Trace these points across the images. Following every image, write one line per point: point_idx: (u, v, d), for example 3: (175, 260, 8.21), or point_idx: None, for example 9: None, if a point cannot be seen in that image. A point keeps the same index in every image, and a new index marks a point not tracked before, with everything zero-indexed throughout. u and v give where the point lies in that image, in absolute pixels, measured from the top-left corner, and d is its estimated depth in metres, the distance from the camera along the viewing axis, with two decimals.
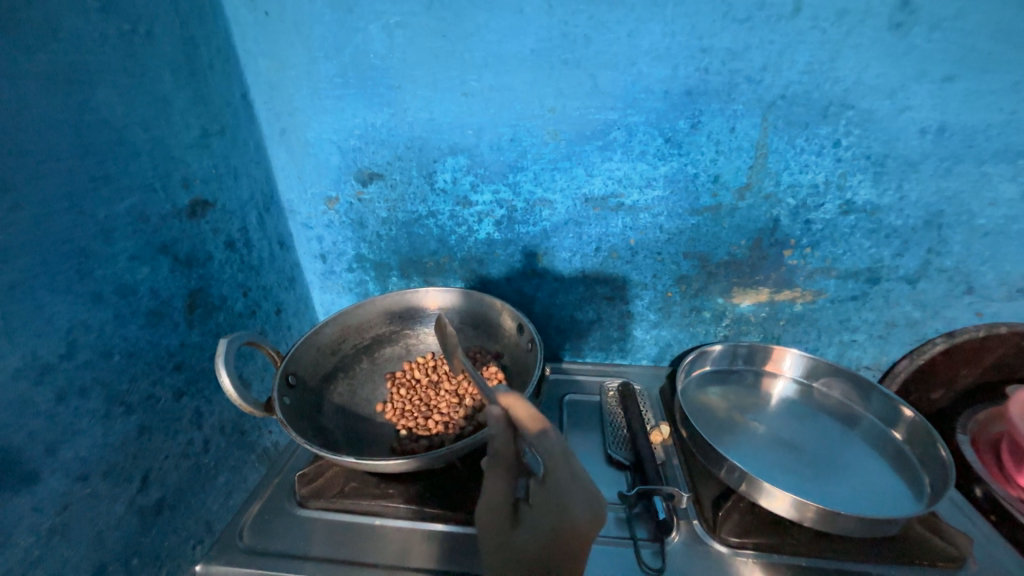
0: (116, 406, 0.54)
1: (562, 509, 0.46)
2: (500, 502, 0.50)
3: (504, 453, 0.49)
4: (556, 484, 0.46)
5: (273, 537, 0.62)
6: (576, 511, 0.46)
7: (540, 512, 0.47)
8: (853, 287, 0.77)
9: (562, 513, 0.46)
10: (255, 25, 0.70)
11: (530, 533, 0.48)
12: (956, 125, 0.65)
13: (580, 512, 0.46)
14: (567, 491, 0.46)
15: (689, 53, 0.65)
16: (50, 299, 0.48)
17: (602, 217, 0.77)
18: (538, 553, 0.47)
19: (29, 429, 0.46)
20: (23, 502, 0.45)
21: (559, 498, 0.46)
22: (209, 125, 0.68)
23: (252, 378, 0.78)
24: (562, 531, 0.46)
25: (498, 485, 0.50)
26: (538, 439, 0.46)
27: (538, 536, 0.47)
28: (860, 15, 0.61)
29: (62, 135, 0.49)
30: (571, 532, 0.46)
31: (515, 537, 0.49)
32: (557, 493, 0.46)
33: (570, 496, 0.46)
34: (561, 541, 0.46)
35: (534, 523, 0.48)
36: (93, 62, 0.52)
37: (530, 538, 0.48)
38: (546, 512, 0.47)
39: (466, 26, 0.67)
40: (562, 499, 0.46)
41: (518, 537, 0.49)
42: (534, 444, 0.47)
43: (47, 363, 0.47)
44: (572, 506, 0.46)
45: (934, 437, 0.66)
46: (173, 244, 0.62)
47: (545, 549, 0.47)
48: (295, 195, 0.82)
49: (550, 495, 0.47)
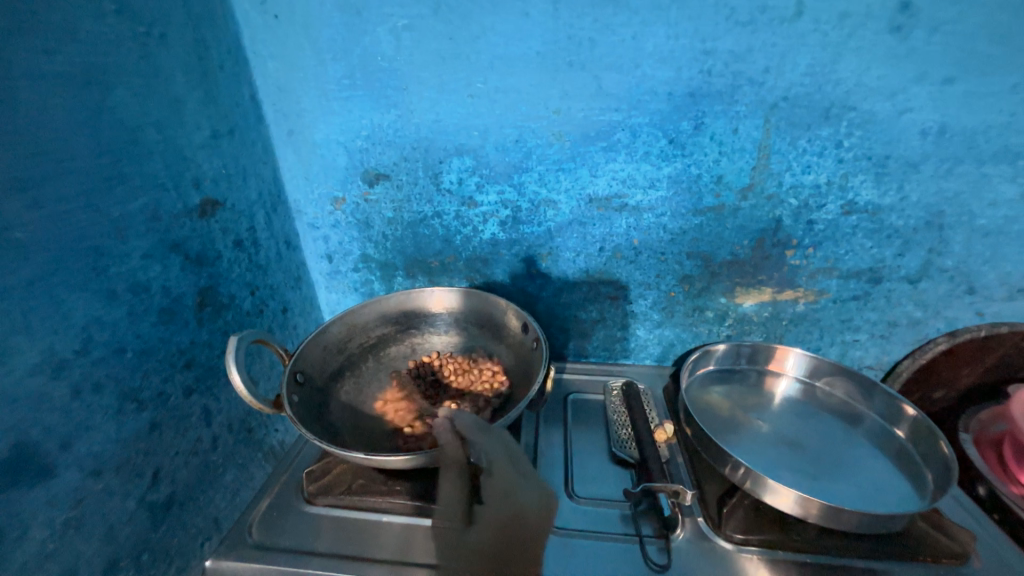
0: (128, 403, 0.55)
1: (512, 496, 0.59)
2: (453, 505, 0.61)
3: (456, 459, 0.62)
4: (505, 478, 0.60)
5: (281, 533, 0.63)
6: (523, 494, 0.60)
7: (492, 507, 0.59)
8: (855, 287, 0.78)
9: (510, 501, 0.59)
10: (264, 27, 0.71)
11: (483, 528, 0.58)
12: (957, 126, 0.66)
13: (526, 495, 0.60)
14: (513, 482, 0.60)
15: (692, 55, 0.66)
16: (66, 295, 0.48)
17: (606, 218, 0.78)
18: (489, 547, 0.57)
19: (45, 424, 0.47)
20: (38, 496, 0.46)
21: (507, 489, 0.60)
22: (220, 126, 0.69)
23: (259, 377, 0.78)
24: (513, 514, 0.58)
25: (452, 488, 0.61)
26: (485, 440, 0.62)
27: (489, 528, 0.58)
28: (861, 18, 0.62)
29: (79, 135, 0.50)
30: (521, 517, 0.58)
31: (466, 536, 0.59)
32: (507, 482, 0.60)
33: (517, 485, 0.60)
34: (511, 529, 0.58)
35: (487, 520, 0.58)
36: (108, 63, 0.53)
37: (483, 531, 0.58)
38: (498, 505, 0.59)
39: (472, 28, 0.68)
40: (511, 488, 0.60)
41: (471, 535, 0.58)
42: (483, 443, 0.62)
43: (63, 359, 0.48)
44: (519, 490, 0.60)
45: (937, 435, 0.66)
46: (184, 243, 0.63)
47: (497, 540, 0.57)
48: (303, 195, 0.83)
49: (500, 488, 0.60)
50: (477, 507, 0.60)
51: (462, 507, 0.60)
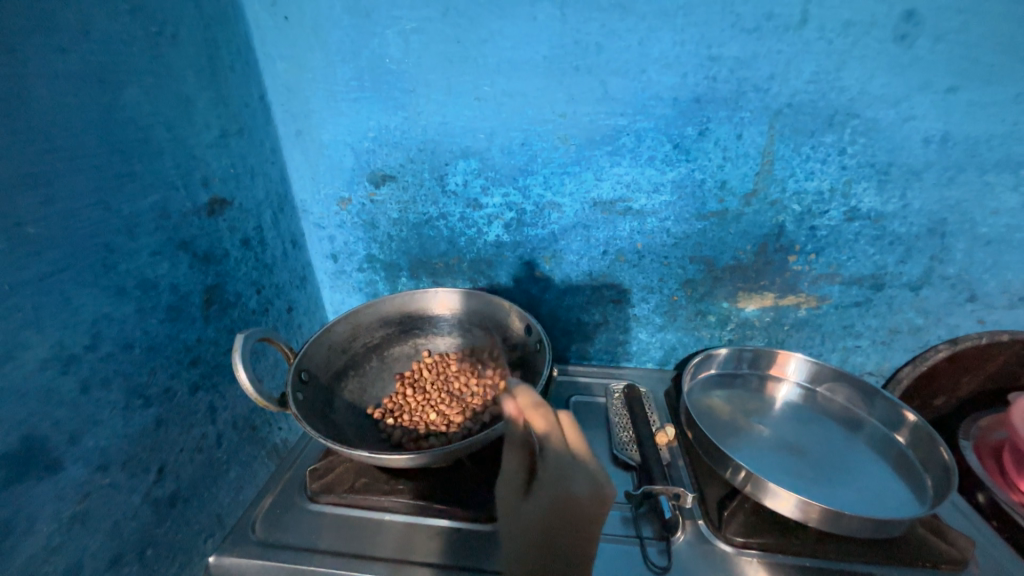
0: (135, 399, 0.55)
1: (563, 480, 0.47)
2: (512, 476, 0.51)
3: (515, 435, 0.51)
4: (557, 464, 0.47)
5: (284, 530, 0.63)
6: (579, 481, 0.46)
7: (546, 489, 0.47)
8: (857, 294, 0.78)
9: (563, 485, 0.47)
10: (274, 29, 0.72)
11: (538, 503, 0.48)
12: (959, 135, 0.66)
13: (581, 486, 0.46)
14: (566, 467, 0.47)
15: (697, 61, 0.66)
16: (76, 292, 0.49)
17: (610, 221, 0.78)
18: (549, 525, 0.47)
19: (53, 418, 0.47)
20: (46, 489, 0.47)
21: (563, 471, 0.47)
22: (229, 126, 0.70)
23: (264, 375, 0.79)
24: (569, 499, 0.46)
25: (510, 458, 0.51)
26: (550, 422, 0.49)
27: (545, 507, 0.47)
28: (865, 27, 0.62)
29: (92, 133, 0.50)
30: (575, 500, 0.46)
31: (523, 509, 0.49)
32: (558, 467, 0.47)
33: (570, 468, 0.47)
34: (570, 511, 0.46)
35: (544, 498, 0.47)
36: (121, 63, 0.54)
37: (538, 508, 0.48)
38: (554, 487, 0.47)
39: (481, 32, 0.68)
40: (564, 470, 0.47)
41: (528, 511, 0.48)
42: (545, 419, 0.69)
43: (72, 355, 0.49)
44: (573, 475, 0.46)
45: (937, 441, 0.67)
46: (192, 241, 0.63)
47: (558, 519, 0.46)
48: (309, 195, 0.83)
49: (556, 468, 0.47)
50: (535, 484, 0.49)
51: (521, 480, 0.51)
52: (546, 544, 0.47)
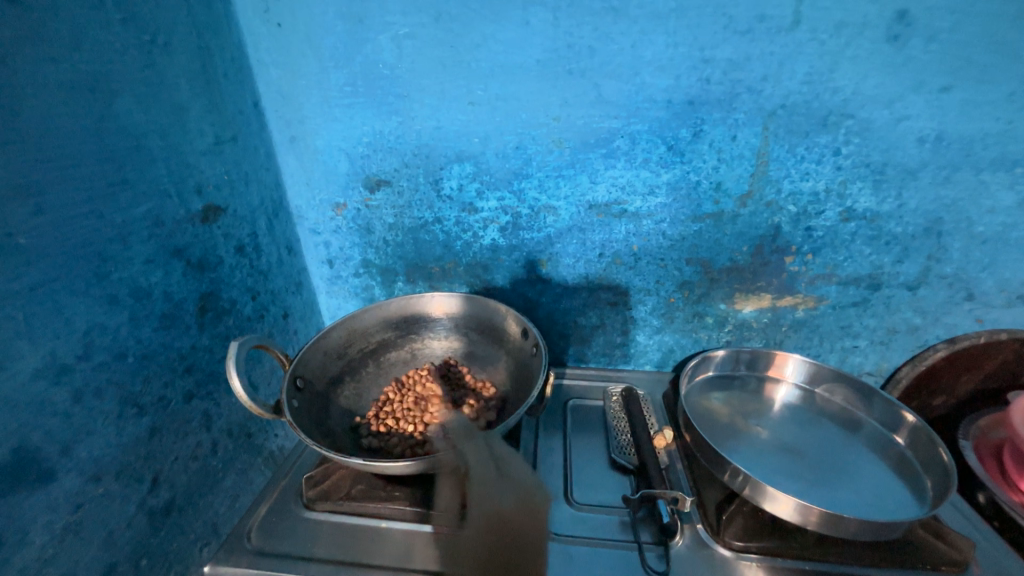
0: (129, 408, 0.55)
1: (487, 497, 0.55)
2: (449, 507, 0.63)
3: (448, 467, 0.62)
4: (483, 479, 0.56)
5: (280, 539, 0.63)
6: (500, 494, 0.55)
7: (476, 511, 0.55)
8: (855, 294, 0.78)
9: (489, 501, 0.55)
10: (268, 35, 0.72)
11: (473, 530, 0.55)
12: (954, 134, 0.66)
13: (504, 497, 0.55)
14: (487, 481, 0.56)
15: (690, 63, 0.66)
16: (69, 301, 0.49)
17: (606, 224, 0.78)
18: (487, 549, 0.53)
19: (46, 428, 0.47)
20: (39, 500, 0.46)
21: (486, 491, 0.55)
22: (222, 132, 0.70)
23: (259, 382, 0.79)
24: (495, 519, 0.54)
25: (446, 490, 0.63)
26: (469, 445, 0.60)
27: (478, 533, 0.54)
28: (858, 28, 0.62)
29: (84, 141, 0.50)
30: (502, 517, 0.54)
31: (463, 537, 0.56)
32: (482, 485, 0.56)
33: (492, 485, 0.56)
34: (500, 527, 0.54)
35: (475, 522, 0.55)
36: (114, 71, 0.54)
37: (474, 536, 0.54)
38: (481, 506, 0.55)
39: (473, 36, 0.68)
40: (486, 488, 0.55)
41: (466, 536, 0.56)
42: (467, 443, 0.61)
43: (65, 364, 0.48)
44: (496, 488, 0.55)
45: (936, 442, 0.66)
46: (186, 248, 0.63)
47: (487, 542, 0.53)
48: (304, 201, 0.83)
49: (481, 489, 0.55)
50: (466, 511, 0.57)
51: (455, 509, 0.62)
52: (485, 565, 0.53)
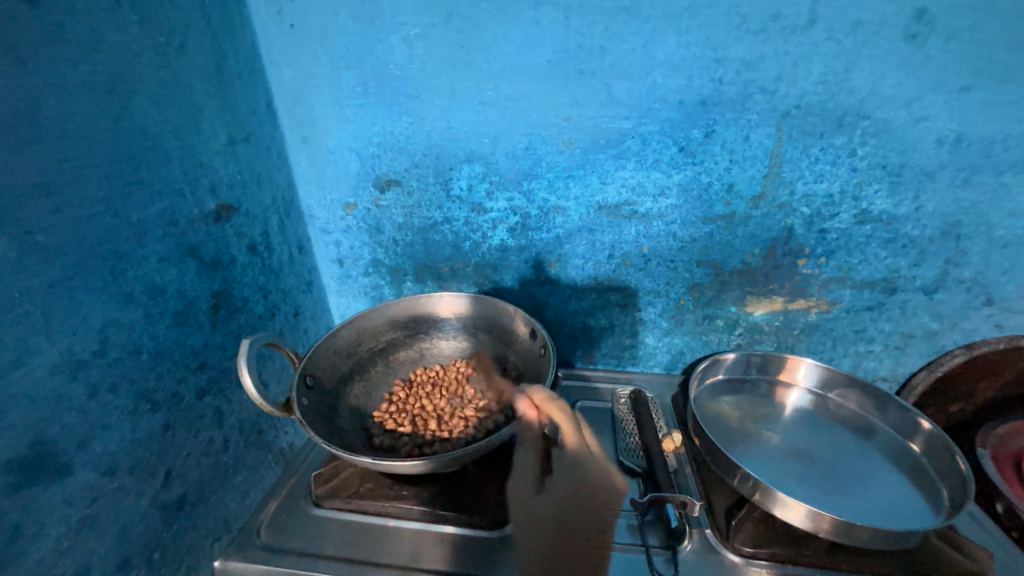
0: (143, 403, 0.56)
1: (579, 466, 0.66)
2: (527, 473, 0.65)
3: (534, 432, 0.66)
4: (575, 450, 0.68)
5: (289, 535, 0.64)
6: (592, 467, 0.67)
7: (563, 476, 0.64)
8: (869, 297, 0.77)
9: (579, 471, 0.65)
10: (281, 36, 0.73)
11: (553, 495, 0.63)
12: (974, 135, 0.65)
13: (595, 469, 0.66)
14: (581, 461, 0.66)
15: (703, 63, 0.66)
16: (86, 298, 0.50)
17: (616, 225, 0.78)
18: (558, 513, 0.61)
19: (63, 423, 0.48)
20: (55, 493, 0.47)
21: (577, 458, 0.67)
22: (236, 133, 0.71)
23: (270, 379, 0.80)
24: (580, 490, 0.64)
25: (525, 456, 0.66)
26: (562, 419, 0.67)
27: (558, 500, 0.62)
28: (875, 26, 0.61)
29: (101, 141, 0.51)
30: (588, 483, 0.65)
31: (538, 500, 0.63)
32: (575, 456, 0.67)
33: (584, 459, 0.67)
34: (580, 498, 0.63)
35: (559, 487, 0.63)
36: (131, 72, 0.54)
37: (552, 498, 0.62)
38: (569, 475, 0.65)
39: (484, 37, 0.68)
40: (579, 460, 0.66)
41: (541, 501, 0.62)
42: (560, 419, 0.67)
43: (81, 360, 0.49)
44: (590, 463, 0.67)
45: (953, 450, 0.65)
46: (200, 247, 0.64)
47: (563, 508, 0.62)
48: (315, 200, 0.84)
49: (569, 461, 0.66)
50: (551, 478, 0.64)
51: (535, 476, 0.65)
52: (551, 526, 0.60)
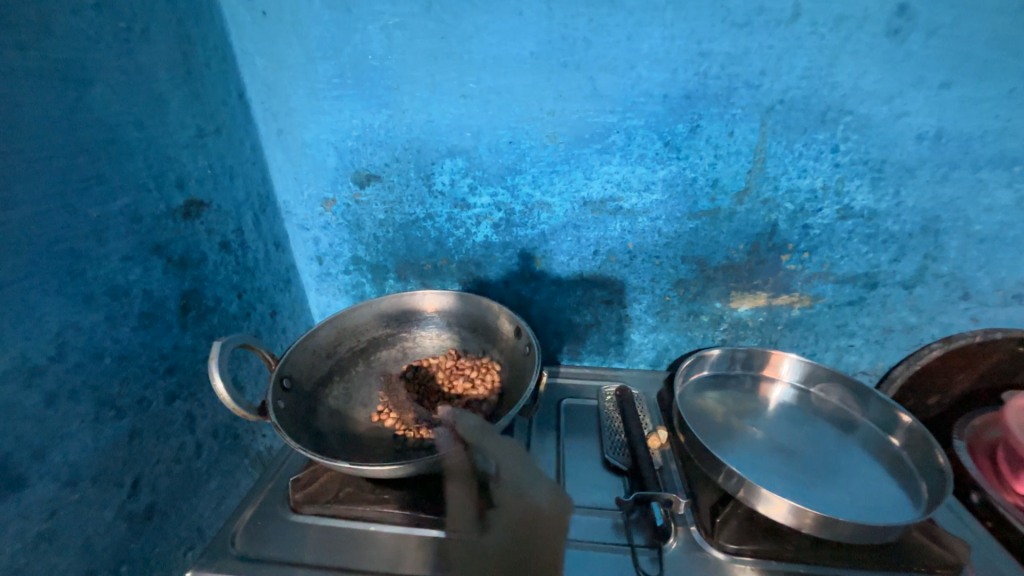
0: (106, 410, 0.53)
1: (519, 497, 0.58)
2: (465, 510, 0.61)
3: (461, 466, 0.62)
4: (510, 479, 0.60)
5: (265, 543, 0.62)
6: (533, 493, 0.59)
7: (501, 511, 0.58)
8: (851, 292, 0.77)
9: (524, 500, 0.58)
10: (252, 24, 0.69)
11: (500, 530, 0.57)
12: (953, 131, 0.65)
13: (539, 495, 0.59)
14: (520, 484, 0.59)
15: (688, 57, 0.65)
16: (40, 300, 0.47)
17: (600, 221, 0.77)
18: (511, 547, 0.55)
19: (17, 433, 0.45)
20: (9, 508, 0.44)
21: (514, 493, 0.59)
22: (205, 125, 0.68)
23: (246, 381, 0.77)
24: (520, 518, 0.57)
25: (460, 492, 0.62)
26: (488, 445, 0.62)
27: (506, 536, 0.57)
28: (858, 21, 0.61)
29: (54, 133, 0.48)
30: (535, 514, 0.57)
31: (484, 538, 0.58)
32: (512, 485, 0.59)
33: (524, 484, 0.60)
34: (524, 532, 0.56)
35: (504, 520, 0.57)
36: (87, 59, 0.51)
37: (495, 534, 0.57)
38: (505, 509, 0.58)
39: (465, 27, 0.66)
40: (518, 487, 0.59)
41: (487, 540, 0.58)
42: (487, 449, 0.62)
43: (36, 366, 0.46)
44: (529, 487, 0.59)
45: (933, 444, 0.66)
46: (167, 245, 0.61)
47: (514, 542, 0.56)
48: (292, 196, 0.81)
49: (513, 484, 0.60)
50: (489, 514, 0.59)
51: (475, 514, 0.60)
52: (529, 532, 0.56)
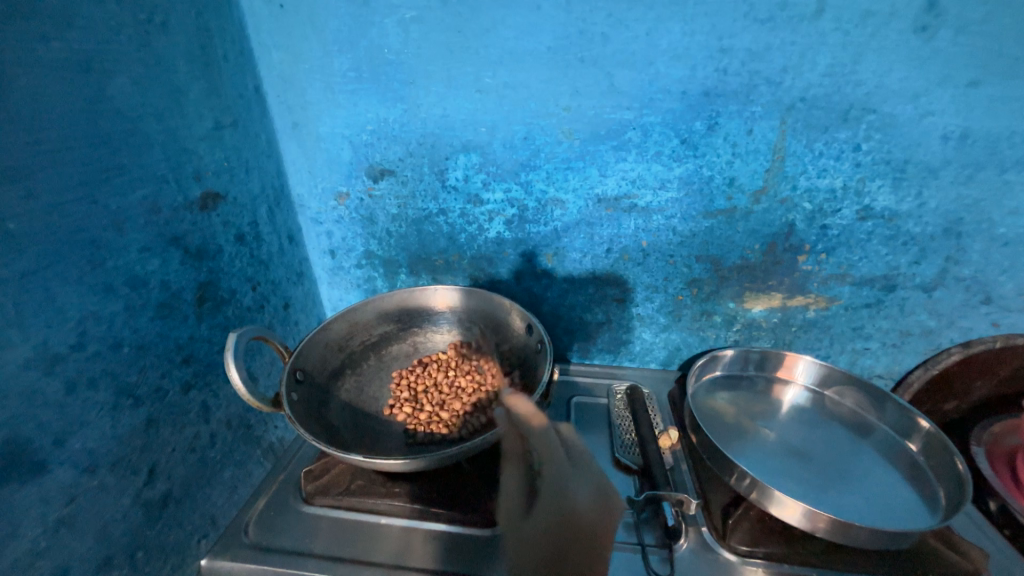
0: (124, 398, 0.54)
1: (568, 490, 0.61)
2: (514, 497, 0.62)
3: (515, 450, 0.66)
4: (557, 471, 0.64)
5: (277, 533, 0.62)
6: (578, 489, 0.62)
7: (551, 500, 0.60)
8: (868, 295, 0.76)
9: (569, 492, 0.61)
10: (269, 17, 0.69)
11: (542, 518, 0.59)
12: (980, 131, 0.64)
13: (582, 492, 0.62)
14: (568, 477, 0.63)
15: (708, 53, 0.64)
16: (61, 289, 0.47)
17: (614, 218, 0.76)
18: (554, 535, 0.57)
19: (38, 420, 0.46)
20: (31, 493, 0.45)
21: (560, 488, 0.62)
22: (222, 118, 0.68)
23: (259, 373, 0.78)
24: (569, 508, 0.60)
25: (512, 478, 0.63)
26: (543, 436, 0.67)
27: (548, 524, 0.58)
28: (884, 18, 0.60)
29: (76, 124, 0.48)
30: (580, 508, 0.60)
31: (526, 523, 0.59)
32: (563, 477, 0.63)
33: (572, 478, 0.63)
34: (571, 524, 0.59)
35: (549, 509, 0.60)
36: (108, 51, 0.52)
37: (542, 521, 0.59)
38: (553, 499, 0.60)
39: (482, 21, 0.66)
40: (567, 480, 0.63)
41: (529, 525, 0.59)
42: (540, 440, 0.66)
43: (57, 354, 0.47)
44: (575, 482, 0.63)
45: (951, 450, 0.65)
46: (184, 236, 0.62)
47: (556, 531, 0.58)
48: (306, 189, 0.81)
49: (563, 476, 0.63)
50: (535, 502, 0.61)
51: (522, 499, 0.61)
52: (575, 523, 0.59)
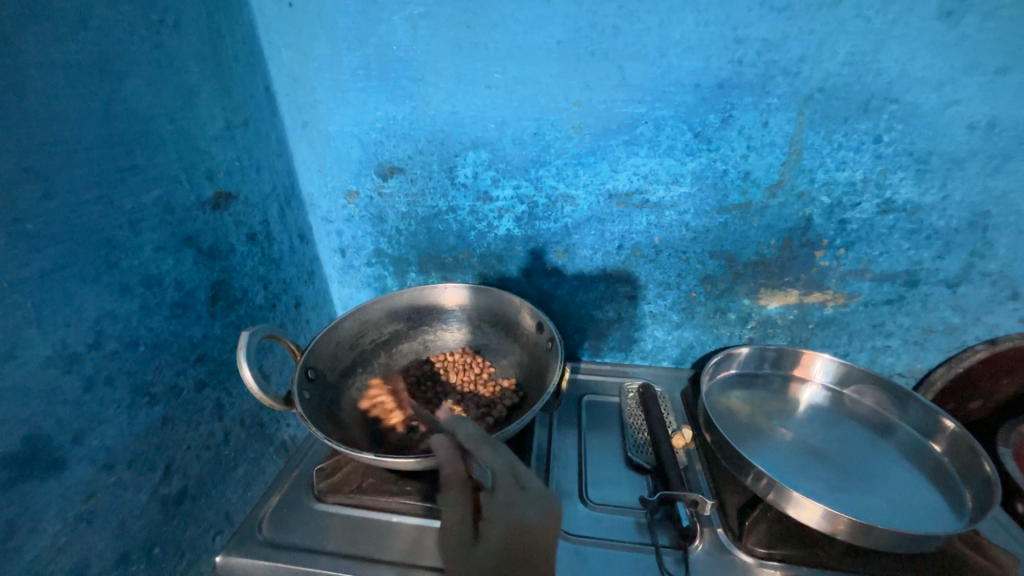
0: (140, 397, 0.54)
1: (509, 510, 0.53)
2: (463, 522, 0.57)
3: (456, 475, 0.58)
4: (500, 492, 0.54)
5: (290, 530, 0.63)
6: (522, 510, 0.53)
7: (493, 527, 0.53)
8: (890, 290, 0.74)
9: (508, 515, 0.53)
10: (279, 16, 0.69)
11: (486, 546, 0.54)
12: (1009, 121, 0.61)
13: (529, 513, 0.52)
14: (507, 498, 0.53)
15: (722, 44, 0.62)
16: (80, 289, 0.48)
17: (626, 214, 0.75)
18: (499, 566, 0.52)
19: (57, 417, 0.46)
20: (51, 489, 0.46)
21: (500, 509, 0.53)
22: (233, 117, 0.68)
23: (271, 371, 0.79)
24: (513, 536, 0.52)
25: (460, 503, 0.58)
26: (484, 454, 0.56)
27: (492, 550, 0.53)
28: (907, 4, 0.57)
29: (93, 125, 0.49)
30: (523, 531, 0.52)
31: (473, 550, 0.55)
32: (503, 497, 0.54)
33: (512, 499, 0.53)
34: (518, 546, 0.52)
35: (491, 535, 0.53)
36: (122, 53, 0.52)
37: (490, 546, 0.53)
38: (500, 524, 0.53)
39: (491, 16, 0.65)
40: (506, 502, 0.54)
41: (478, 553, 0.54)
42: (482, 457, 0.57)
43: (75, 353, 0.48)
44: (518, 505, 0.53)
45: (978, 450, 0.63)
46: (197, 236, 0.62)
47: (501, 559, 0.52)
48: (316, 188, 0.82)
49: (500, 498, 0.54)
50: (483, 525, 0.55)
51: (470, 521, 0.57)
52: (528, 544, 0.52)
